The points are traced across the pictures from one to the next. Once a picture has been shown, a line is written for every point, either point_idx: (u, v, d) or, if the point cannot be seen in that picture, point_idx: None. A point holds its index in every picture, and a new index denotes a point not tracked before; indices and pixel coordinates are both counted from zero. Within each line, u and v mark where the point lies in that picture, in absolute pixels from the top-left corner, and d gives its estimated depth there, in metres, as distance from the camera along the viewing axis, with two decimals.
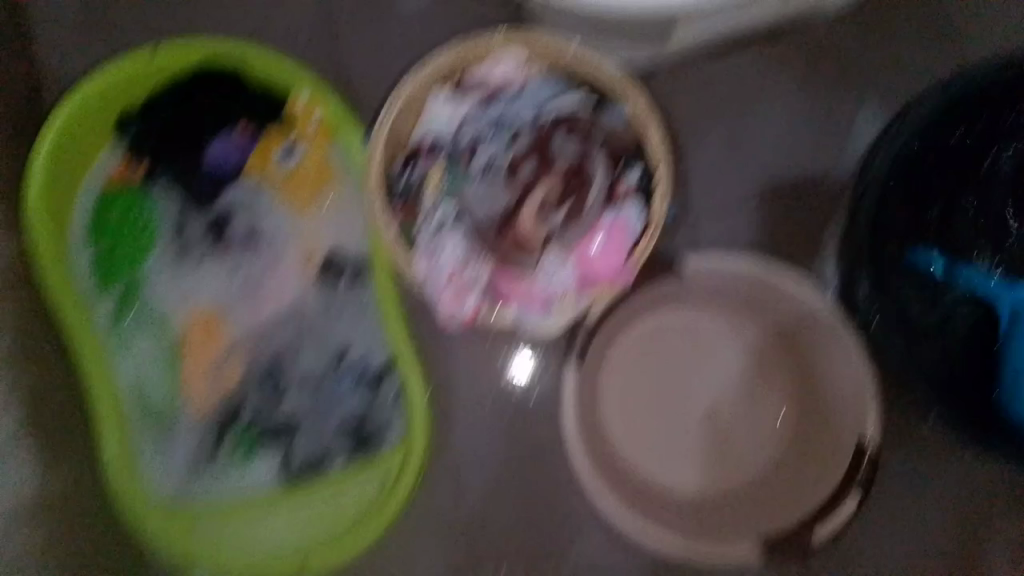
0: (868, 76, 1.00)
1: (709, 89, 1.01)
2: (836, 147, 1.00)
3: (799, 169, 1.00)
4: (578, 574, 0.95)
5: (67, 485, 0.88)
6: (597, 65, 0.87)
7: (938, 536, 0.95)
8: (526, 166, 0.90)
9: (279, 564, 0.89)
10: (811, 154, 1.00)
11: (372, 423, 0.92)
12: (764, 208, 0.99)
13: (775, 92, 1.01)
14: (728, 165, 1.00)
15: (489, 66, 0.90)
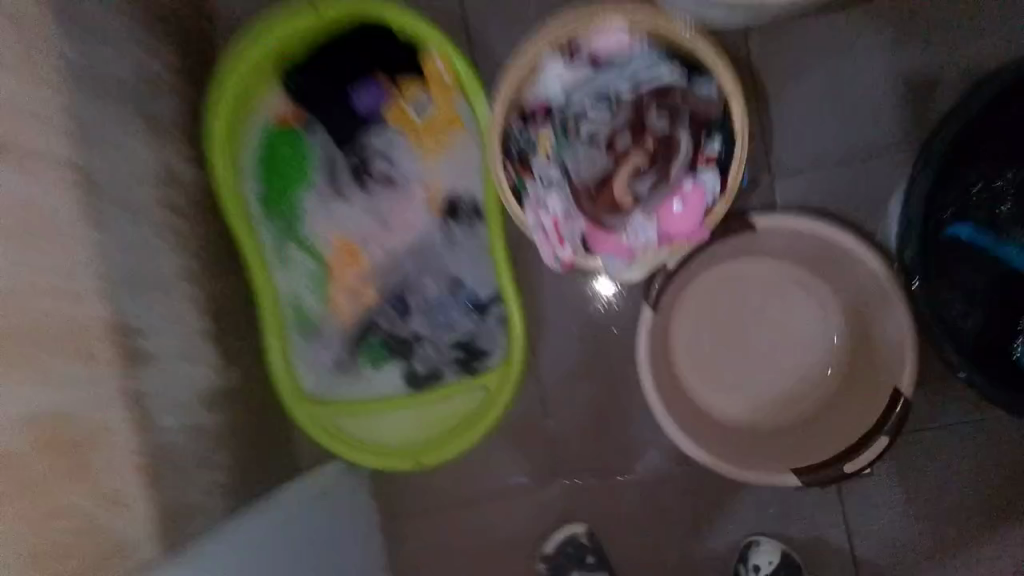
0: (952, 47, 1.07)
1: (802, 53, 1.08)
2: (911, 115, 1.09)
3: (872, 139, 1.09)
4: (639, 463, 1.19)
5: (240, 371, 1.12)
6: (695, 39, 0.87)
7: (943, 454, 1.15)
8: (625, 129, 0.93)
9: (403, 449, 1.12)
10: (889, 121, 1.09)
11: (480, 342, 1.12)
12: (838, 171, 1.10)
13: (863, 58, 1.08)
14: (810, 127, 1.09)
15: (599, 35, 0.90)
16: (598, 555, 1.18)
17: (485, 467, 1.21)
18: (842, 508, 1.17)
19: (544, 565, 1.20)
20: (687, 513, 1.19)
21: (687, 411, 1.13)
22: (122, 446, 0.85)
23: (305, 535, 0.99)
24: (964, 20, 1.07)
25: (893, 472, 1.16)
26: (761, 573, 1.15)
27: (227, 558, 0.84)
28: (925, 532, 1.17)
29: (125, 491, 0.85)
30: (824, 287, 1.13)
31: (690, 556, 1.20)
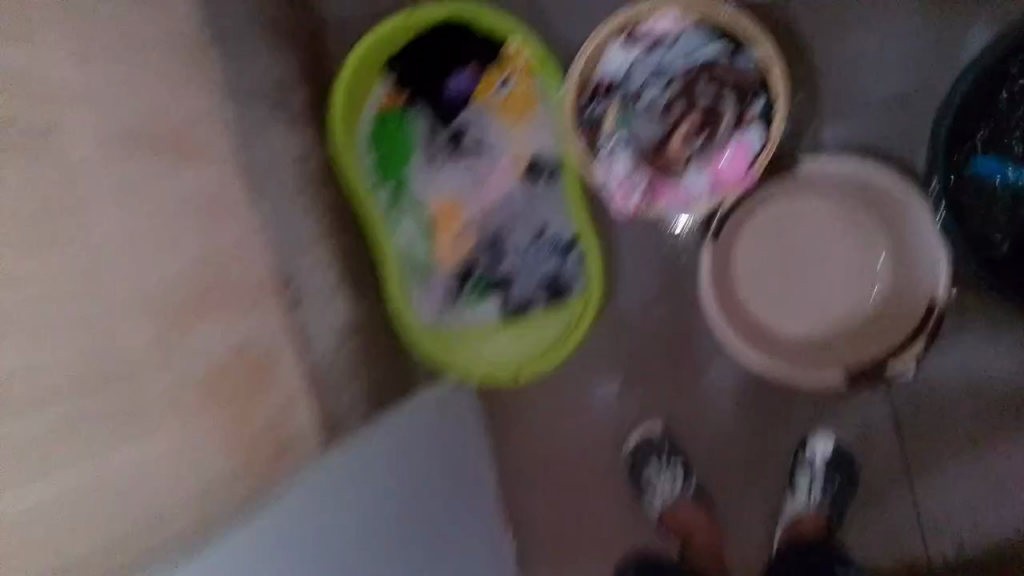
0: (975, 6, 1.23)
1: (840, 18, 1.25)
2: (940, 67, 1.24)
3: (905, 89, 1.25)
4: (703, 375, 1.40)
5: (365, 313, 1.34)
6: (736, 18, 1.04)
7: (968, 361, 1.33)
8: (678, 97, 1.09)
9: (505, 367, 1.36)
10: (919, 72, 1.25)
11: (564, 278, 1.33)
12: (874, 117, 1.26)
13: (895, 21, 1.24)
14: (849, 81, 1.26)
15: (654, 19, 1.07)
16: (673, 448, 1.40)
17: (573, 381, 1.44)
18: (889, 404, 1.36)
19: (628, 458, 1.43)
20: (751, 415, 1.40)
21: (749, 330, 1.30)
22: (281, 370, 1.12)
23: (428, 439, 1.23)
24: None
25: (934, 372, 1.34)
26: (815, 463, 1.35)
27: (364, 456, 1.07)
28: (962, 426, 1.34)
29: (291, 403, 1.12)
30: (866, 218, 1.27)
31: (754, 452, 1.40)
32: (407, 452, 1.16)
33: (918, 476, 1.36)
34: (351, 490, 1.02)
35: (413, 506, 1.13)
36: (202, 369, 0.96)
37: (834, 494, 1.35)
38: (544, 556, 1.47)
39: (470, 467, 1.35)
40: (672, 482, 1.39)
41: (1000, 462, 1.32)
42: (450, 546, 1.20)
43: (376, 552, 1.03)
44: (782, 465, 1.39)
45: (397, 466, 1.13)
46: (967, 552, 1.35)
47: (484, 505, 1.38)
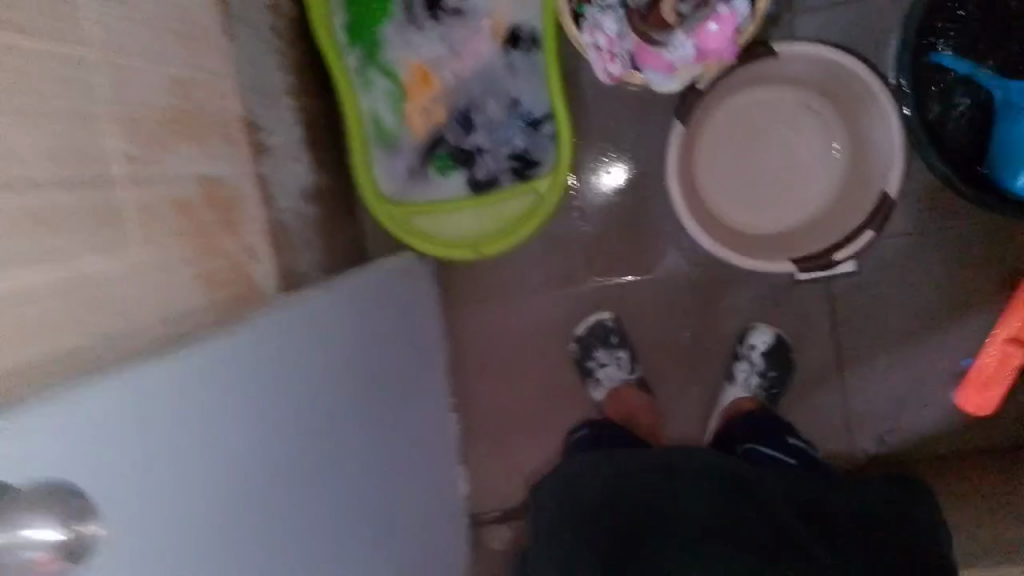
0: None
1: None
2: None
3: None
4: (661, 264, 1.43)
5: (332, 175, 1.32)
6: None
7: (916, 261, 1.39)
8: None
9: (467, 242, 1.32)
10: None
11: (532, 154, 1.32)
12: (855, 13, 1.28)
13: None
14: None
15: None
16: (620, 336, 1.43)
17: (530, 264, 1.46)
18: (829, 299, 1.43)
19: (575, 345, 1.44)
20: (699, 303, 1.44)
21: (706, 216, 1.35)
22: (247, 212, 1.06)
23: (390, 302, 1.21)
24: None
25: (873, 271, 1.40)
26: (756, 350, 1.39)
27: (332, 306, 1.03)
28: (896, 325, 1.41)
29: (256, 245, 1.07)
30: (830, 113, 1.34)
31: (699, 338, 1.45)
32: (367, 309, 1.14)
33: (848, 371, 1.43)
34: (320, 328, 0.99)
35: (368, 362, 1.11)
36: (171, 191, 0.90)
37: (769, 384, 1.41)
38: (487, 433, 1.50)
39: (425, 339, 1.34)
40: (618, 368, 1.42)
41: (927, 357, 1.41)
42: (396, 412, 1.18)
43: (338, 396, 1.00)
44: (724, 353, 1.45)
45: (357, 321, 1.10)
46: (887, 446, 1.42)
47: (435, 377, 1.38)
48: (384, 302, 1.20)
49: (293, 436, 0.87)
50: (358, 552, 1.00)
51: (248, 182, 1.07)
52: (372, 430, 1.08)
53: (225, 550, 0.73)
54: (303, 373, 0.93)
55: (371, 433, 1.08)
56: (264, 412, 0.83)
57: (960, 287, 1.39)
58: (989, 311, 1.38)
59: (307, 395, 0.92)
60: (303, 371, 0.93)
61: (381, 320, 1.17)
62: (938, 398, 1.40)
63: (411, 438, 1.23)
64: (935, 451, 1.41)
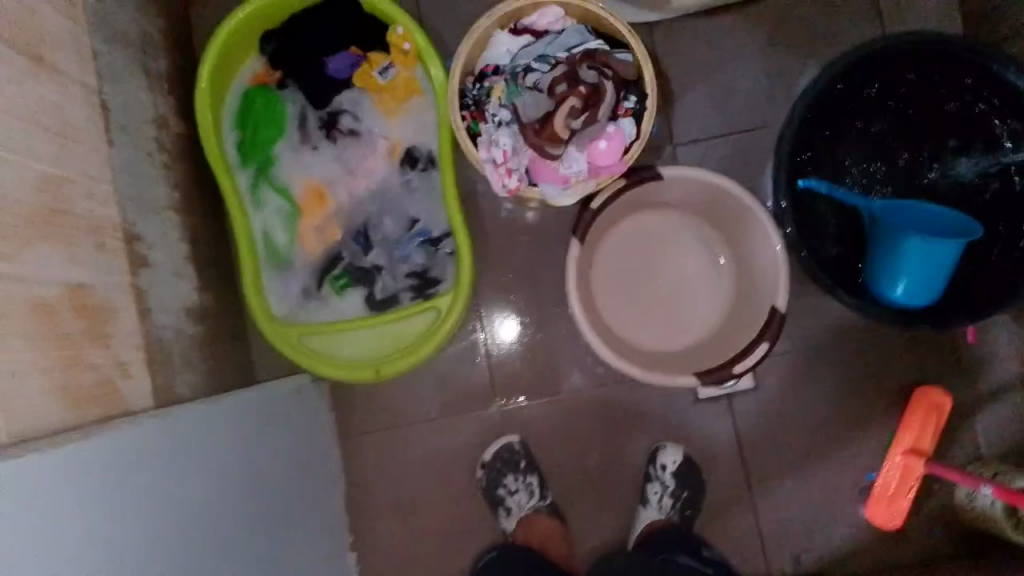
0: (817, 48, 1.39)
1: (697, 51, 1.39)
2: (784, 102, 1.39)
3: (753, 120, 1.38)
4: (564, 387, 1.39)
5: (212, 297, 1.24)
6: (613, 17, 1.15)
7: (813, 377, 1.40)
8: (562, 79, 1.12)
9: (365, 365, 1.25)
10: (766, 106, 1.39)
11: (431, 272, 1.30)
12: (727, 143, 1.38)
13: (740, 57, 1.38)
14: (706, 109, 1.39)
15: (539, 15, 1.19)
16: (530, 460, 1.36)
17: (428, 390, 1.39)
18: (731, 417, 1.40)
19: (482, 474, 1.36)
20: (606, 428, 1.39)
21: (608, 333, 1.34)
22: (123, 324, 0.96)
23: (282, 424, 1.11)
24: (828, 31, 1.39)
25: (773, 387, 1.40)
26: (667, 471, 1.35)
27: (217, 417, 0.93)
28: (800, 442, 1.40)
29: (131, 361, 0.96)
30: (714, 235, 1.40)
31: (609, 463, 1.39)
32: (261, 427, 1.04)
33: (758, 491, 1.39)
34: (213, 439, 0.89)
35: (263, 485, 0.99)
36: (38, 293, 0.81)
37: (682, 504, 1.36)
38: (386, 574, 1.37)
39: (320, 474, 1.23)
40: (529, 495, 1.35)
41: (835, 474, 1.39)
42: (295, 540, 1.07)
43: (232, 518, 0.88)
44: (634, 479, 1.39)
45: (251, 437, 0.99)
46: (804, 565, 1.38)
47: (330, 516, 1.25)
48: (277, 421, 1.10)
49: (187, 548, 0.77)
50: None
51: (125, 294, 0.99)
52: (270, 559, 0.96)
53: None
54: (194, 487, 0.82)
55: (270, 561, 0.96)
56: (146, 528, 0.72)
57: (857, 401, 1.40)
58: (883, 424, 1.40)
59: (198, 513, 0.81)
60: (194, 485, 0.82)
61: (273, 441, 1.06)
62: (848, 514, 1.38)
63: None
64: (852, 571, 1.37)
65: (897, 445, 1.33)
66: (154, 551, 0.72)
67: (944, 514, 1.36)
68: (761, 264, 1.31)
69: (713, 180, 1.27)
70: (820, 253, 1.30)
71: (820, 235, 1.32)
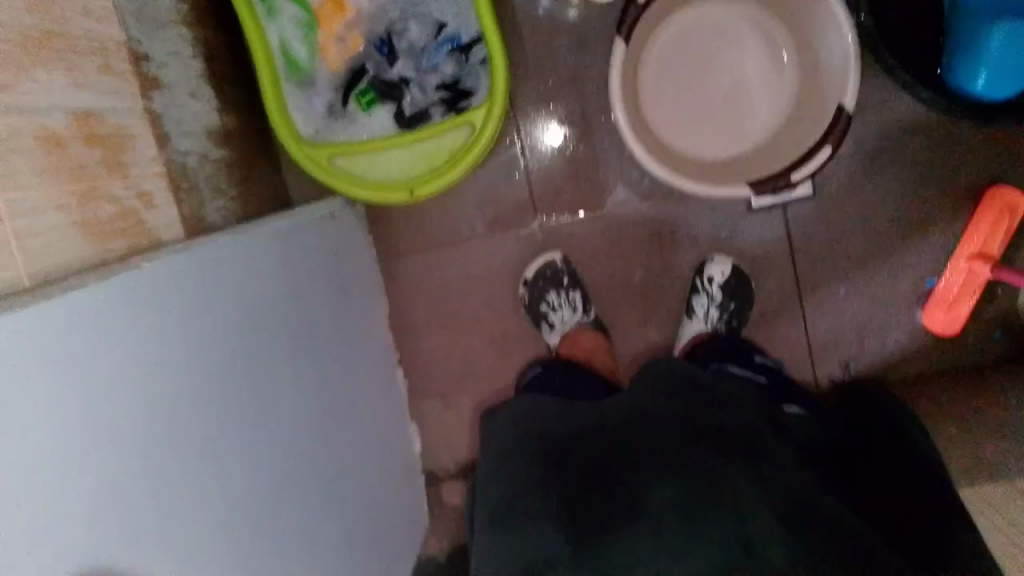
0: None
1: None
2: None
3: None
4: (606, 200, 1.34)
5: (234, 119, 1.19)
6: None
7: (877, 183, 1.31)
8: None
9: (398, 183, 1.21)
10: None
11: (463, 83, 1.21)
12: None
13: None
14: None
15: None
16: (571, 275, 1.33)
17: (467, 207, 1.35)
18: (784, 226, 1.34)
19: (524, 290, 1.34)
20: (652, 242, 1.35)
21: (653, 142, 1.25)
22: (141, 152, 0.92)
23: (316, 250, 1.09)
24: None
25: (832, 193, 1.32)
26: (714, 284, 1.31)
27: (249, 247, 0.91)
28: (857, 250, 1.33)
29: (155, 191, 0.93)
30: (778, 30, 1.27)
31: (654, 277, 1.36)
32: (294, 251, 1.02)
33: (809, 301, 1.35)
34: (243, 270, 0.87)
35: (303, 311, 1.00)
36: (54, 122, 0.76)
37: (730, 316, 1.32)
38: (432, 387, 1.39)
39: (361, 295, 1.23)
40: (572, 311, 1.33)
41: (893, 283, 1.33)
42: (338, 366, 1.08)
43: (272, 344, 0.89)
44: (679, 292, 1.36)
45: (285, 265, 0.98)
46: (853, 372, 1.35)
47: (373, 335, 1.26)
48: (311, 245, 1.08)
49: (221, 392, 0.76)
50: (317, 507, 0.91)
51: (138, 119, 0.93)
52: (313, 384, 0.98)
53: (146, 510, 0.63)
54: (229, 317, 0.81)
55: (312, 391, 0.97)
56: (187, 356, 0.72)
57: (922, 208, 1.31)
58: (949, 230, 1.31)
59: (235, 342, 0.81)
60: (227, 316, 0.81)
61: (306, 268, 1.04)
62: (905, 322, 1.33)
63: (358, 403, 1.12)
64: (904, 380, 1.34)
65: (963, 250, 1.26)
66: (198, 380, 0.73)
67: (1005, 320, 1.30)
68: (828, 60, 1.19)
69: None
70: (905, 49, 1.16)
71: (908, 28, 1.15)
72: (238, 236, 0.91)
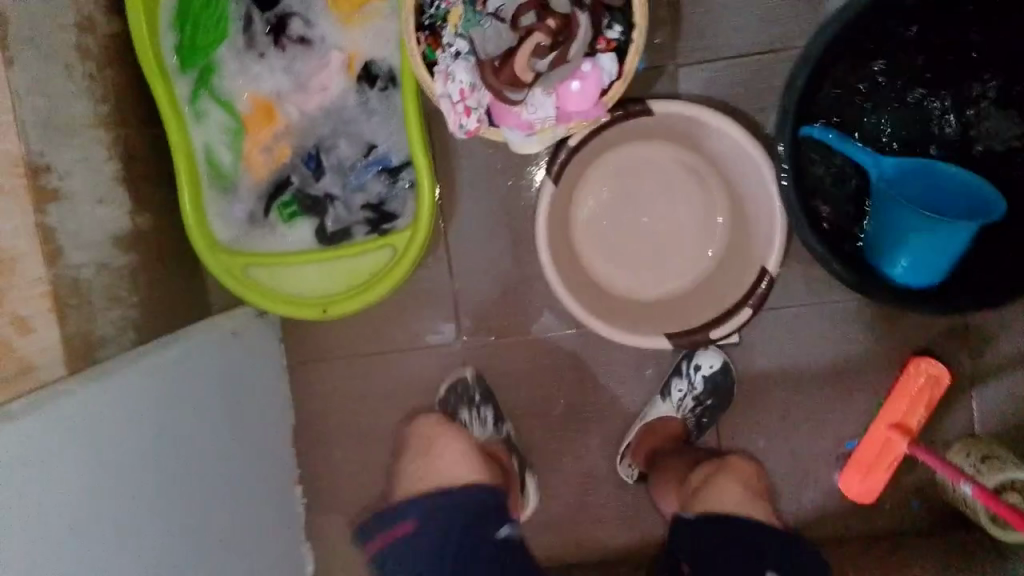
0: None
1: None
2: (797, 27, 1.20)
3: (761, 46, 1.21)
4: (535, 327, 1.30)
5: (148, 218, 1.17)
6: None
7: (807, 339, 1.29)
8: (530, 7, 0.89)
9: (314, 299, 1.18)
10: (777, 31, 1.21)
11: (388, 205, 1.20)
12: (727, 74, 1.22)
13: None
14: (707, 30, 1.21)
15: None
16: (486, 393, 1.29)
17: (394, 320, 1.32)
18: None
19: (439, 403, 1.30)
20: (576, 379, 1.30)
21: (580, 281, 1.23)
22: (27, 272, 0.89)
23: (201, 380, 1.06)
24: None
25: (759, 345, 1.30)
26: (699, 373, 1.25)
27: (107, 399, 0.88)
28: (782, 405, 1.30)
29: (37, 316, 0.90)
30: (715, 179, 1.25)
31: (575, 408, 1.31)
32: (180, 386, 1.01)
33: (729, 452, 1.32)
34: (105, 419, 0.87)
35: (180, 445, 0.99)
36: None
37: (702, 412, 1.27)
38: (336, 499, 1.34)
39: (256, 417, 1.20)
40: (482, 427, 1.27)
41: (814, 441, 1.30)
42: (208, 506, 1.04)
43: (130, 494, 0.89)
44: (602, 430, 1.30)
45: (163, 404, 0.97)
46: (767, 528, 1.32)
47: (264, 458, 1.21)
48: (205, 373, 1.07)
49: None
50: None
51: (27, 238, 0.90)
52: (162, 542, 0.93)
53: None
54: (73, 481, 0.81)
55: (159, 548, 0.93)
56: None
57: (849, 366, 1.29)
58: (873, 394, 1.29)
59: (65, 507, 0.79)
60: (59, 480, 0.79)
61: (182, 405, 1.01)
62: (825, 482, 1.30)
63: (229, 542, 1.08)
64: (819, 542, 1.30)
65: (881, 418, 1.24)
66: None
67: (924, 490, 1.29)
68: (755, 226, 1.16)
69: (702, 112, 1.11)
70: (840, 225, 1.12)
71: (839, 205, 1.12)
72: (97, 385, 0.88)
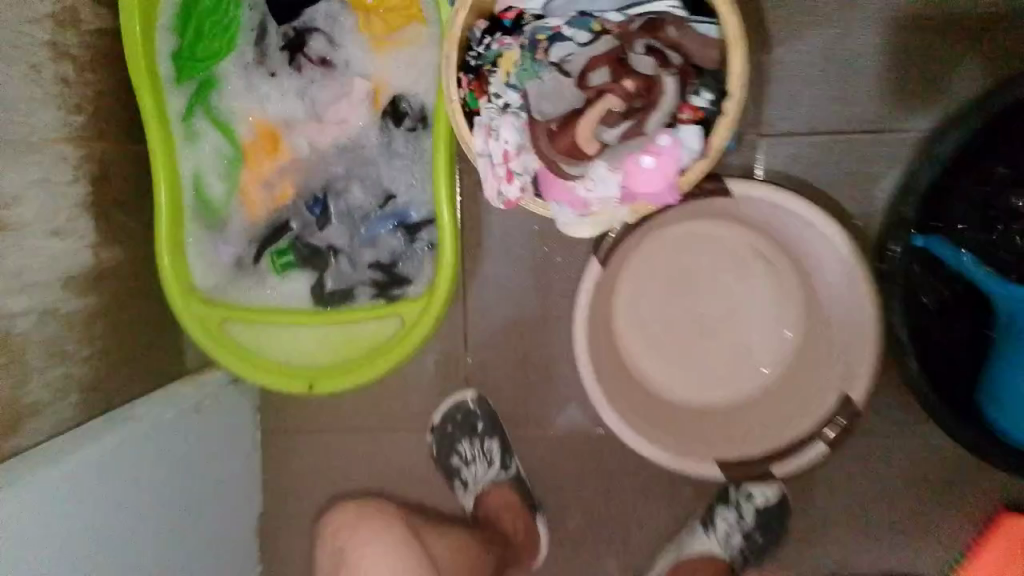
0: (980, 46, 0.98)
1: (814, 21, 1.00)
2: (912, 110, 1.01)
3: (867, 128, 1.01)
4: (554, 422, 1.10)
5: (117, 251, 1.00)
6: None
7: (887, 485, 1.05)
8: (602, 62, 0.73)
9: (301, 369, 0.99)
10: (887, 112, 1.01)
11: (402, 267, 1.00)
12: (819, 156, 1.03)
13: (866, 37, 1.00)
14: (803, 101, 1.02)
15: None
16: (490, 423, 1.09)
17: (392, 394, 1.13)
18: None
19: (432, 439, 1.11)
20: (596, 490, 1.10)
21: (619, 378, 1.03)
22: None
23: (136, 479, 0.87)
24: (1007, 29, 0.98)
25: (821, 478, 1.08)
26: (750, 505, 1.05)
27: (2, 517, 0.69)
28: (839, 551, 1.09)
29: None
30: (790, 274, 1.03)
31: (591, 525, 1.11)
32: (116, 487, 0.83)
33: None
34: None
35: (105, 563, 0.81)
36: None
37: (750, 551, 1.06)
38: None
39: (207, 510, 1.00)
40: (487, 464, 1.09)
41: None
42: None
43: None
44: (619, 554, 1.10)
45: (89, 515, 0.79)
46: None
47: (213, 557, 1.02)
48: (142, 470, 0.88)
49: None
50: None
51: None
52: None
53: None
54: None
55: None
56: None
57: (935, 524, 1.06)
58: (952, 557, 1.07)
59: None
60: None
61: (107, 515, 0.81)
62: None
63: None
64: None
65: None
66: None
67: None
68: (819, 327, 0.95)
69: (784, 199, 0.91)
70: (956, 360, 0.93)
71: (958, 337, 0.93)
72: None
